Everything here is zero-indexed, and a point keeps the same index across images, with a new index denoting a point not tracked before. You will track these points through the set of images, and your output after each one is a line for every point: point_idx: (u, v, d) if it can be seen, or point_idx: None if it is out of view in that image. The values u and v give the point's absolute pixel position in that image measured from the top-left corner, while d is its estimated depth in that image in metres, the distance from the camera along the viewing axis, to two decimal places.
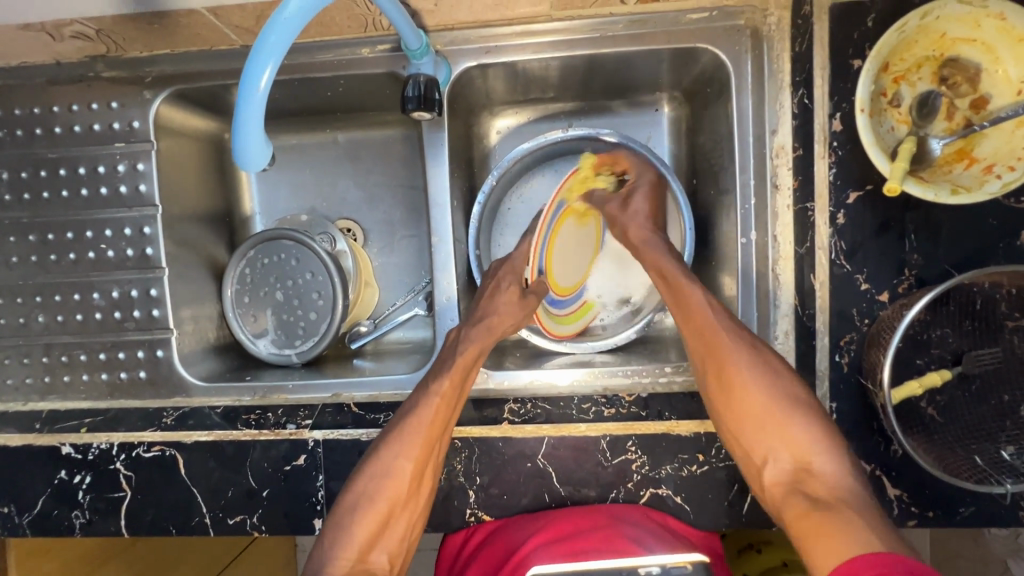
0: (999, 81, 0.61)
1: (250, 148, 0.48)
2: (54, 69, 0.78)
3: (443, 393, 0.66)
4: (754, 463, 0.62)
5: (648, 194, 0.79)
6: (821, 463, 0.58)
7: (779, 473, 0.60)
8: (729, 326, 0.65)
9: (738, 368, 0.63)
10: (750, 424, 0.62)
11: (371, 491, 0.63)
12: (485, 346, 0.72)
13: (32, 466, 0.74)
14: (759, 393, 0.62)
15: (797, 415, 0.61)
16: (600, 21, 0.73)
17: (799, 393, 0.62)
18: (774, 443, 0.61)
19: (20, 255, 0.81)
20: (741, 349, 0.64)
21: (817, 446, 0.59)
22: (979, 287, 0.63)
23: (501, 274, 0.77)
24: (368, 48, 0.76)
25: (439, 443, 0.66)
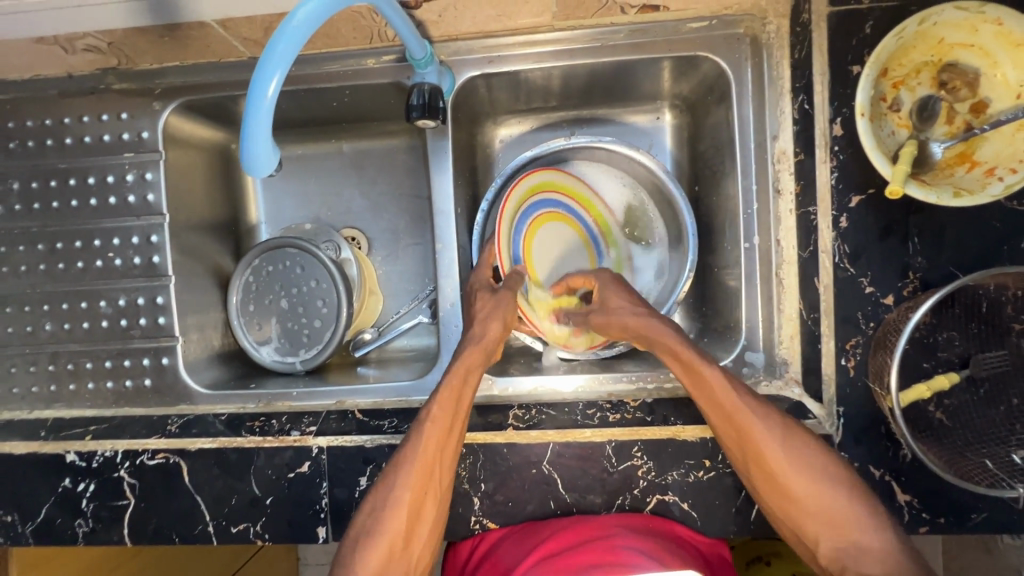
0: (997, 85, 0.62)
1: (258, 155, 0.49)
2: (66, 82, 0.79)
3: (435, 416, 0.65)
4: (806, 543, 0.60)
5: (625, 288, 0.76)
6: (869, 539, 0.57)
7: (832, 552, 0.58)
8: (753, 401, 0.62)
9: (828, 493, 0.59)
10: (796, 508, 0.60)
11: (371, 524, 0.62)
12: (477, 363, 0.70)
13: (36, 474, 0.74)
14: (797, 475, 0.60)
15: (827, 477, 0.60)
16: (601, 31, 0.75)
17: (836, 469, 0.60)
18: (819, 523, 0.59)
19: (28, 264, 0.82)
20: (771, 426, 0.61)
21: (863, 521, 0.57)
22: (985, 290, 0.63)
23: (476, 283, 0.77)
24: (373, 59, 0.78)
25: (438, 467, 0.65)
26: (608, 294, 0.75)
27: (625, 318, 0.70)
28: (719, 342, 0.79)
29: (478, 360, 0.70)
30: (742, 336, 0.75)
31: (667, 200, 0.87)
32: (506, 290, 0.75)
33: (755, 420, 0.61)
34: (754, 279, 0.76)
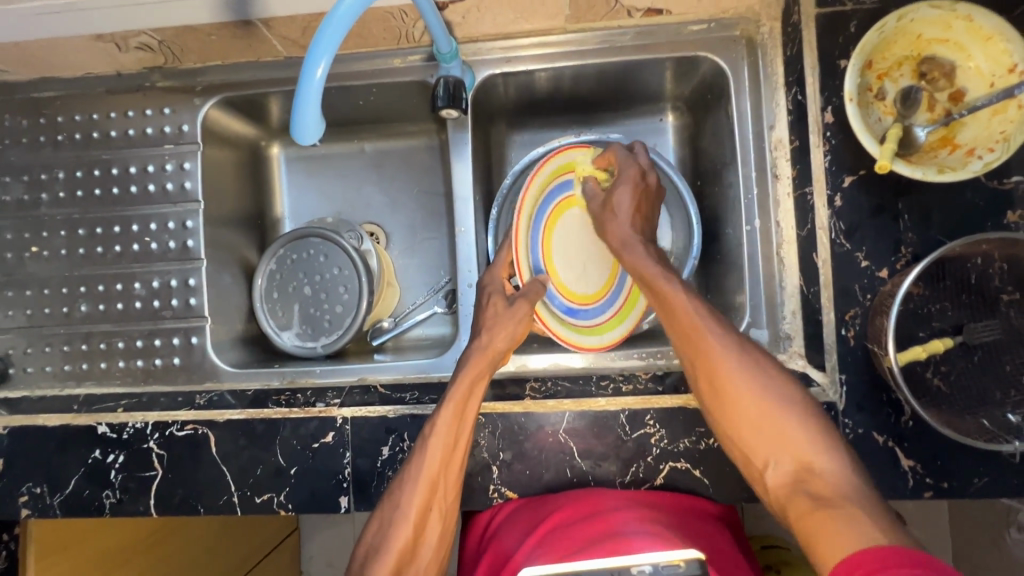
0: (972, 75, 0.68)
1: (308, 123, 0.54)
2: (115, 80, 0.86)
3: (440, 427, 0.68)
4: (755, 466, 0.61)
5: (634, 193, 0.75)
6: (822, 461, 0.57)
7: (782, 476, 0.58)
8: (713, 323, 0.65)
9: (780, 409, 0.61)
10: (747, 428, 0.61)
11: (378, 540, 0.64)
12: (483, 372, 0.72)
13: (67, 445, 0.76)
14: (748, 392, 0.62)
15: (782, 398, 0.61)
16: (609, 33, 0.82)
17: (789, 389, 0.62)
18: (773, 445, 0.60)
19: (68, 248, 0.86)
20: (728, 346, 0.64)
21: (817, 445, 0.58)
22: (973, 263, 0.68)
23: (489, 285, 0.80)
24: (400, 59, 0.84)
25: (444, 480, 0.67)
26: (615, 189, 0.76)
27: (615, 224, 0.75)
28: (725, 321, 0.83)
29: (483, 369, 0.71)
30: (747, 314, 0.79)
31: (672, 194, 0.91)
32: (522, 298, 0.77)
33: (708, 333, 0.64)
34: (756, 260, 0.80)
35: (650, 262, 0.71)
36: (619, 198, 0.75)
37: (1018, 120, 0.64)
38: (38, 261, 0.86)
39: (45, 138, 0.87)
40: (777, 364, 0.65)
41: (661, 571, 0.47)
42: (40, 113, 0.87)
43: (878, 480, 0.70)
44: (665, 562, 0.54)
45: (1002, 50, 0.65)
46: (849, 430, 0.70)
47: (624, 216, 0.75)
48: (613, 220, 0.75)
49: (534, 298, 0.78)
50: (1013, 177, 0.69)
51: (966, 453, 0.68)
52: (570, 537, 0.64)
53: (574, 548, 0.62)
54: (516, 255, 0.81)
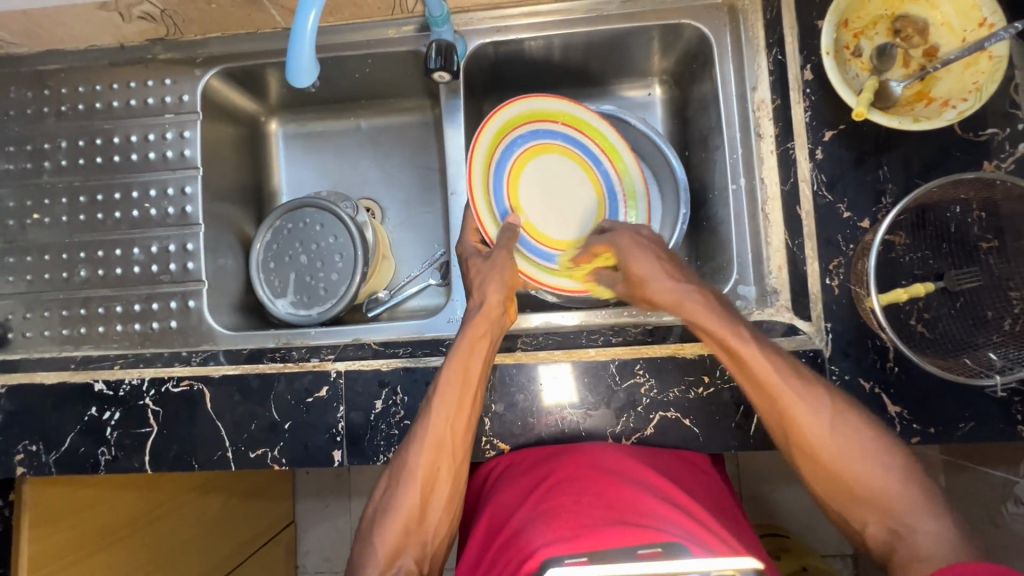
0: (944, 32, 0.71)
1: (301, 64, 0.57)
2: (118, 52, 0.88)
3: (444, 390, 0.67)
4: (850, 523, 0.63)
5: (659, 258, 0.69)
6: (921, 522, 0.59)
7: (878, 531, 0.61)
8: (793, 379, 0.63)
9: (873, 469, 0.61)
10: (838, 486, 0.63)
11: (386, 503, 0.67)
12: (486, 329, 0.70)
13: (64, 403, 0.77)
14: (847, 459, 0.62)
15: (879, 464, 0.61)
16: (596, 3, 0.85)
17: (868, 431, 0.63)
18: (866, 505, 0.62)
19: (69, 215, 0.88)
20: (815, 404, 0.63)
21: (915, 507, 0.60)
22: (952, 211, 0.70)
23: (464, 253, 0.78)
24: (394, 29, 0.87)
25: (451, 442, 0.67)
26: (628, 262, 0.70)
27: (655, 288, 0.68)
28: (714, 281, 0.84)
29: (485, 331, 0.69)
30: (735, 271, 0.81)
31: (662, 163, 0.93)
32: (499, 250, 0.75)
33: (801, 400, 0.63)
34: (742, 219, 0.82)
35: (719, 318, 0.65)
36: (641, 266, 0.69)
37: (989, 71, 0.67)
38: (39, 227, 0.88)
39: (49, 109, 0.89)
40: (867, 416, 0.64)
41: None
42: (44, 85, 0.89)
43: None
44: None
45: (970, 6, 0.68)
46: (835, 377, 0.71)
47: (660, 277, 0.68)
48: (647, 286, 0.69)
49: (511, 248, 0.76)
50: (987, 128, 0.72)
51: (951, 397, 0.69)
52: (569, 495, 0.65)
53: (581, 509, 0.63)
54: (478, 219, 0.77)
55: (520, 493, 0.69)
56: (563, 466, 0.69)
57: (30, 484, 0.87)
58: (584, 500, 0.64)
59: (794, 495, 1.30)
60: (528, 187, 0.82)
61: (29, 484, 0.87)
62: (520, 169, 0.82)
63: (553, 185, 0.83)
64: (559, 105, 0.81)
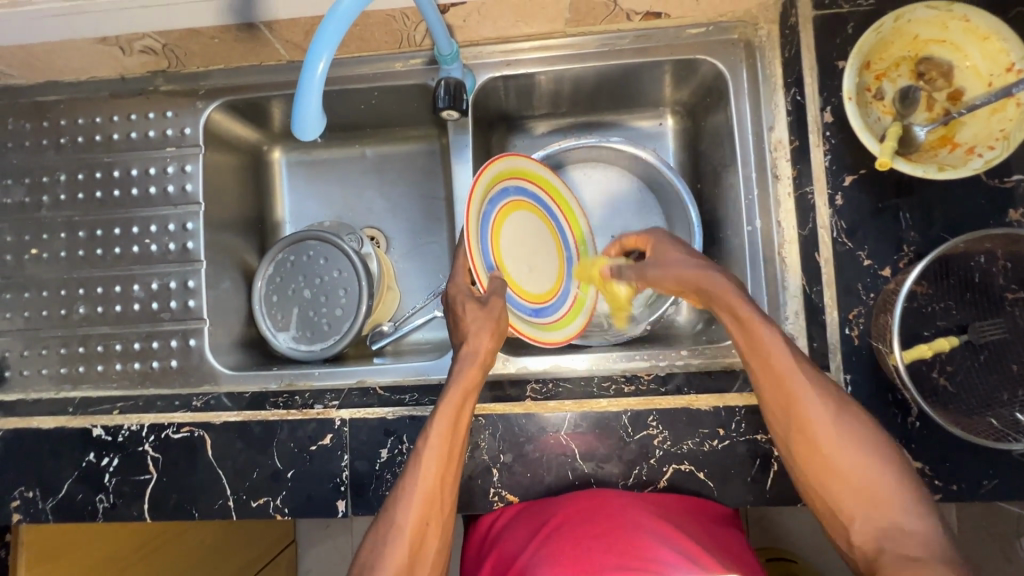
0: (970, 75, 0.69)
1: (308, 117, 0.54)
2: (119, 84, 0.86)
3: (433, 440, 0.64)
4: (840, 525, 0.56)
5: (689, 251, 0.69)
6: (908, 521, 0.53)
7: (867, 534, 0.54)
8: (798, 360, 0.59)
9: (875, 475, 0.55)
10: (836, 482, 0.56)
11: (369, 570, 0.59)
12: (474, 381, 0.68)
13: (62, 448, 0.75)
14: (845, 447, 0.56)
15: (864, 450, 0.56)
16: (608, 37, 0.82)
17: (876, 437, 0.57)
18: (859, 507, 0.55)
19: (68, 250, 0.86)
20: (819, 394, 0.58)
21: (903, 505, 0.54)
22: (977, 261, 0.68)
23: (454, 293, 0.73)
24: (401, 62, 0.85)
25: (440, 495, 0.63)
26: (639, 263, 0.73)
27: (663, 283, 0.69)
28: (727, 322, 0.82)
29: (475, 378, 0.68)
30: None
31: (673, 198, 0.92)
32: (493, 296, 0.69)
33: (790, 363, 0.59)
34: (757, 260, 0.80)
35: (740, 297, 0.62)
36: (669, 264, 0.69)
37: (1017, 119, 0.65)
38: (37, 263, 0.86)
39: (48, 141, 0.87)
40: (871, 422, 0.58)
41: None
42: (43, 117, 0.87)
43: None
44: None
45: (999, 50, 0.66)
46: None
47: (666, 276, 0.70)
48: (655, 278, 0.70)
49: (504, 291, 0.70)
50: (1013, 175, 0.69)
51: (974, 452, 0.67)
52: (569, 536, 0.64)
53: (580, 553, 0.63)
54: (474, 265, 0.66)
55: (521, 541, 0.68)
56: (567, 510, 0.68)
57: (28, 526, 0.86)
58: (585, 543, 0.63)
59: (803, 524, 1.28)
60: (508, 241, 0.74)
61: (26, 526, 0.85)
62: (502, 221, 0.73)
63: (526, 239, 0.77)
64: (530, 164, 0.77)
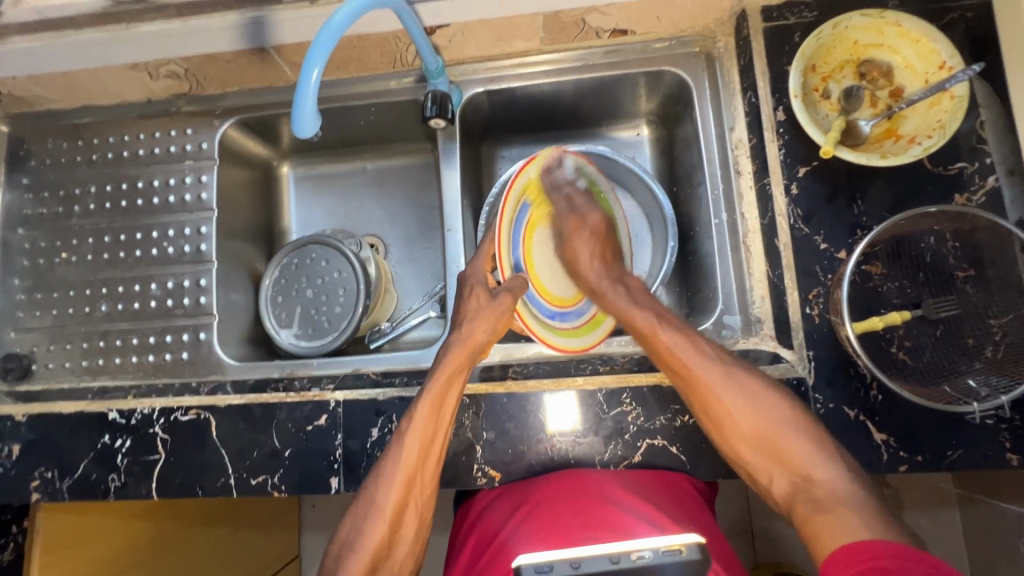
0: (908, 74, 0.75)
1: (305, 116, 0.62)
2: (146, 106, 0.97)
3: (417, 423, 0.70)
4: (761, 480, 0.68)
5: (590, 240, 0.85)
6: (818, 471, 0.64)
7: (786, 484, 0.66)
8: (682, 340, 0.71)
9: (776, 430, 0.66)
10: (742, 440, 0.68)
11: (351, 540, 0.67)
12: (463, 363, 0.75)
13: (79, 431, 0.81)
14: (741, 411, 0.68)
15: (755, 404, 0.67)
16: (582, 53, 0.91)
17: (773, 401, 0.68)
18: (772, 462, 0.67)
19: (94, 254, 0.95)
20: (709, 364, 0.70)
21: (811, 458, 0.65)
22: (925, 241, 0.73)
23: (472, 278, 0.83)
24: (396, 81, 0.95)
25: (422, 474, 0.70)
26: (571, 241, 0.85)
27: (586, 266, 0.83)
28: (702, 311, 0.87)
29: (461, 363, 0.74)
30: (720, 302, 0.84)
31: (649, 199, 0.97)
32: (506, 292, 0.80)
33: (687, 355, 0.70)
34: (726, 251, 0.85)
35: (626, 299, 0.78)
36: (580, 249, 0.84)
37: (951, 110, 0.71)
38: (67, 265, 0.95)
39: (81, 158, 0.98)
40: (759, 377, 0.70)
41: (661, 556, 0.52)
42: (79, 137, 0.98)
43: (852, 453, 0.71)
44: (652, 553, 0.53)
45: (930, 50, 0.73)
46: (820, 405, 0.72)
47: (589, 260, 0.84)
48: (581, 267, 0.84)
49: (518, 291, 0.81)
50: (957, 163, 0.75)
51: (936, 423, 0.70)
52: (546, 512, 0.71)
53: (557, 527, 0.70)
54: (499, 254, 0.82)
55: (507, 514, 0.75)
56: (546, 487, 0.74)
57: (45, 511, 0.89)
58: (563, 519, 0.70)
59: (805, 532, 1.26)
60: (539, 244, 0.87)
61: (43, 511, 0.89)
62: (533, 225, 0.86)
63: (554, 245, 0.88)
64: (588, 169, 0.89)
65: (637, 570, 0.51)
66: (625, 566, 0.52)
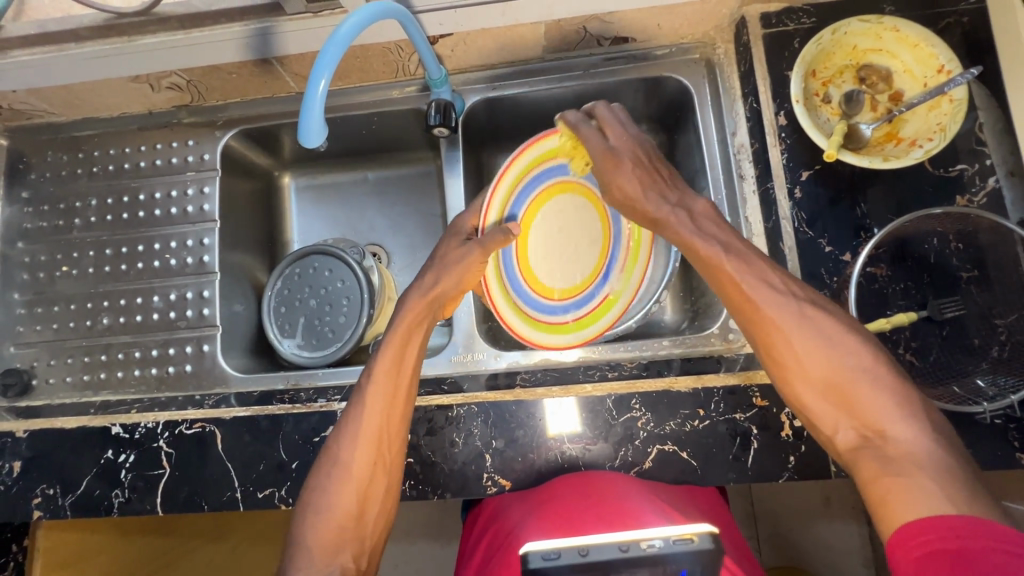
0: (907, 78, 0.76)
1: (312, 126, 0.62)
2: (147, 118, 0.97)
3: (377, 381, 0.70)
4: (823, 433, 0.59)
5: (637, 173, 0.71)
6: (894, 428, 0.54)
7: (852, 440, 0.57)
8: (750, 271, 0.64)
9: (851, 376, 0.58)
10: (802, 382, 0.60)
11: (318, 501, 0.66)
12: (421, 320, 0.75)
13: (82, 447, 0.80)
14: (810, 349, 0.60)
15: (829, 343, 0.60)
16: (583, 61, 0.92)
17: (854, 347, 0.59)
18: (840, 413, 0.58)
19: (95, 267, 0.95)
20: (782, 301, 0.62)
21: (888, 412, 0.55)
22: (929, 242, 0.73)
23: (452, 232, 0.83)
24: (398, 90, 0.95)
25: (387, 432, 0.69)
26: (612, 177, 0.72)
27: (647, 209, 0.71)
28: (707, 316, 0.87)
29: (419, 319, 0.75)
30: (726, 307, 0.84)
31: None
32: (477, 246, 0.78)
33: (755, 286, 0.63)
34: None
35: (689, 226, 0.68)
36: (625, 184, 0.71)
37: (952, 112, 0.71)
38: (67, 279, 0.94)
39: (82, 170, 0.97)
40: (836, 317, 0.62)
41: (672, 544, 0.52)
42: (79, 149, 0.98)
43: None
44: (662, 541, 0.52)
45: (929, 54, 0.74)
46: None
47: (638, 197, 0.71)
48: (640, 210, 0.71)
49: (491, 249, 0.78)
50: (957, 164, 0.76)
51: (945, 424, 0.70)
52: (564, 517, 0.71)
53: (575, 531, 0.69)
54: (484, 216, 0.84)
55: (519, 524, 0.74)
56: (562, 491, 0.73)
57: (45, 529, 0.88)
58: (581, 522, 0.70)
59: (814, 537, 1.25)
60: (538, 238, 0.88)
61: (43, 528, 0.88)
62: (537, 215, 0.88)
63: (561, 240, 0.88)
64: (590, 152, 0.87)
65: (647, 559, 0.51)
66: (635, 553, 0.52)
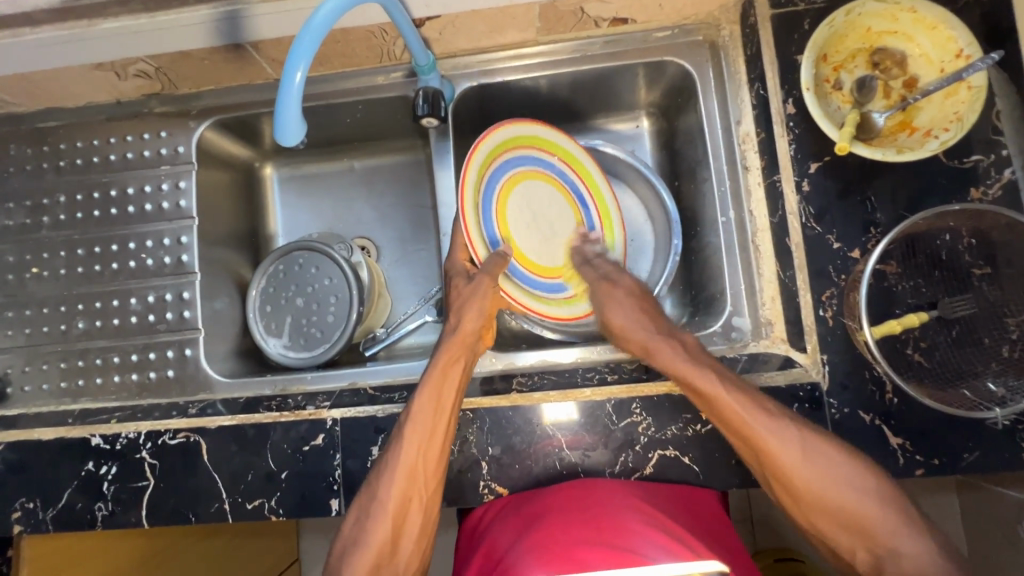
0: (923, 62, 0.72)
1: (288, 122, 0.58)
2: (115, 108, 0.91)
3: (418, 417, 0.67)
4: (839, 555, 0.61)
5: (632, 304, 0.77)
6: (904, 545, 0.57)
7: (868, 561, 0.59)
8: (752, 403, 0.64)
9: (864, 505, 0.59)
10: (818, 511, 0.61)
11: (356, 537, 0.64)
12: (459, 356, 0.72)
13: (61, 459, 0.77)
14: (818, 480, 0.61)
15: (837, 467, 0.61)
16: (580, 44, 0.86)
17: (858, 472, 0.61)
18: (851, 533, 0.60)
19: (67, 268, 0.90)
20: (781, 430, 0.62)
21: (895, 528, 0.58)
22: (942, 239, 0.70)
23: (452, 271, 0.78)
24: (383, 76, 0.89)
25: (423, 469, 0.66)
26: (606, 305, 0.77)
27: (671, 360, 0.70)
28: (708, 313, 0.85)
29: (458, 354, 0.72)
30: (728, 304, 0.82)
31: (649, 194, 0.94)
32: (483, 274, 0.73)
33: (760, 422, 0.63)
34: (733, 250, 0.83)
35: (686, 357, 0.69)
36: (618, 312, 0.76)
37: (969, 100, 0.68)
38: (38, 281, 0.90)
39: (48, 165, 0.91)
40: (837, 444, 0.63)
41: None
42: (44, 141, 0.92)
43: (868, 458, 0.69)
44: None
45: (947, 38, 0.70)
46: (835, 410, 0.70)
47: (634, 324, 0.75)
48: (655, 356, 0.71)
49: (496, 273, 0.73)
50: (972, 155, 0.72)
51: (952, 427, 0.68)
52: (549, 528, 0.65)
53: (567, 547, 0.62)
54: (468, 239, 0.71)
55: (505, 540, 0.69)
56: (553, 502, 0.69)
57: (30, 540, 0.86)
58: (573, 533, 0.64)
59: None
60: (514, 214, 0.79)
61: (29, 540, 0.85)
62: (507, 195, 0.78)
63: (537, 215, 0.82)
64: (559, 140, 0.83)
65: None
66: None
